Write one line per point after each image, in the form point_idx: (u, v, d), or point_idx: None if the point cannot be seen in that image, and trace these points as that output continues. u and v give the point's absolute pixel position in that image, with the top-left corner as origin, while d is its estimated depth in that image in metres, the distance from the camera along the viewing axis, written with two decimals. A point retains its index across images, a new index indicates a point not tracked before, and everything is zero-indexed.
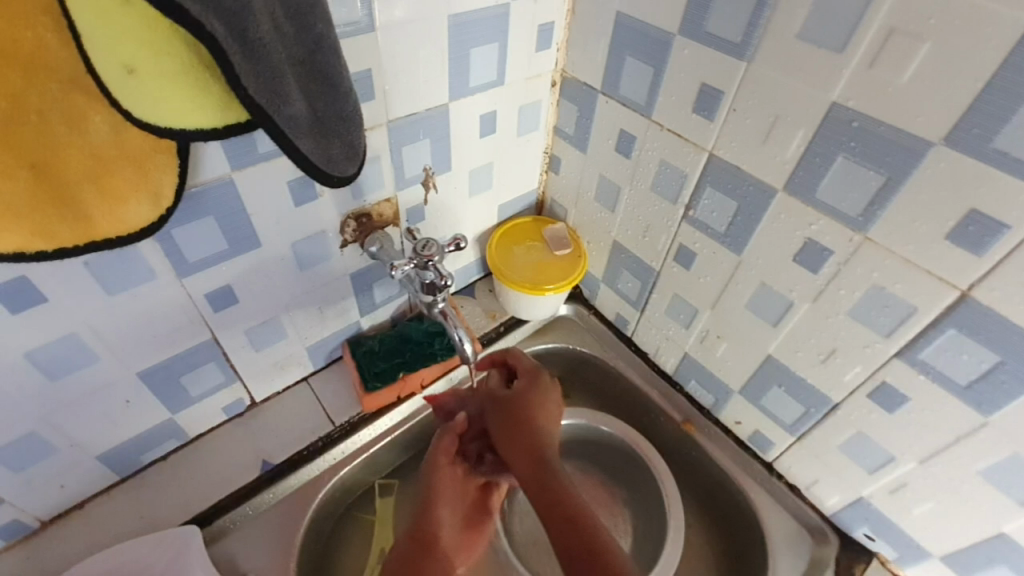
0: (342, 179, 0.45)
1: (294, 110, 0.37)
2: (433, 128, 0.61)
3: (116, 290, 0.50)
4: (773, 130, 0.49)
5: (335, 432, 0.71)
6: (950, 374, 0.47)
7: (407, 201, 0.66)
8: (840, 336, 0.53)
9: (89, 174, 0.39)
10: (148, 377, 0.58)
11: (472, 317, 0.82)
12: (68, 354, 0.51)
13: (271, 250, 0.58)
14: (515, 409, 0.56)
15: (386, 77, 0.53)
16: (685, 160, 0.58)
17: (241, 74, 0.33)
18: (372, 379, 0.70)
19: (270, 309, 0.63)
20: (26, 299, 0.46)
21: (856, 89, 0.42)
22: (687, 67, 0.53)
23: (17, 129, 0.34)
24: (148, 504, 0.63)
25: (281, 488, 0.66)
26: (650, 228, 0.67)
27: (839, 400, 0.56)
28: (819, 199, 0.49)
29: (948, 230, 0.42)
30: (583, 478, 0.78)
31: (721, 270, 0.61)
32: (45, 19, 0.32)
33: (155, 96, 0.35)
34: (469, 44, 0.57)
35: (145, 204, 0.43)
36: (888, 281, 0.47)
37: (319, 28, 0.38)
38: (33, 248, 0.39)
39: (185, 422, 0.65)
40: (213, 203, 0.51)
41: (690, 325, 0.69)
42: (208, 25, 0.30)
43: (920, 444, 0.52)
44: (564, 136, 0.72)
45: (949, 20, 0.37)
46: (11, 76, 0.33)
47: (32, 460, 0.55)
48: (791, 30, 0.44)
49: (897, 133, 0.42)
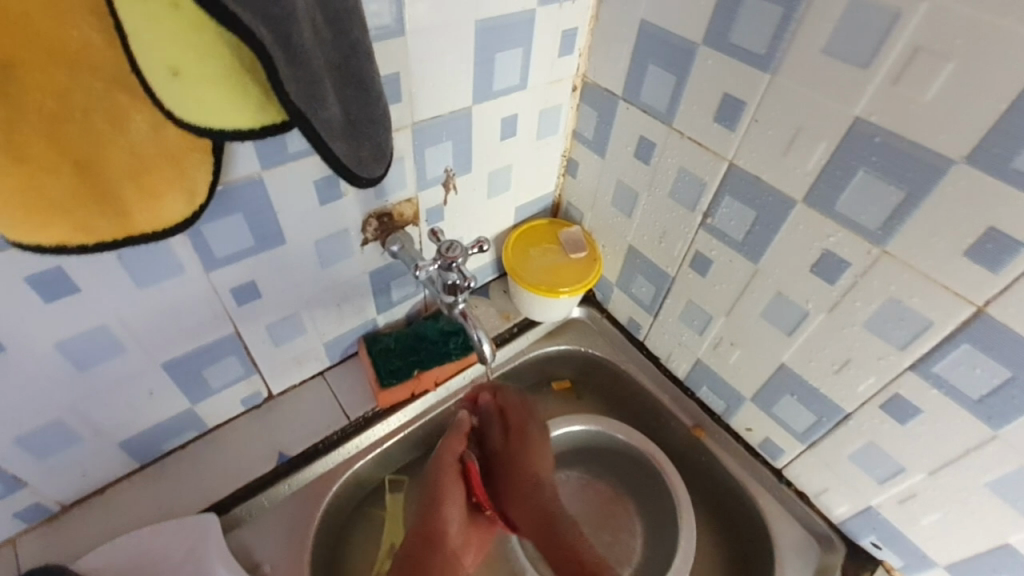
0: (370, 180, 0.46)
1: (329, 113, 0.38)
2: (456, 130, 0.62)
3: (146, 283, 0.51)
4: (794, 143, 0.50)
5: (350, 427, 0.72)
6: (962, 389, 0.47)
7: (427, 201, 0.67)
8: (854, 347, 0.54)
9: (129, 172, 0.40)
10: (173, 368, 0.59)
11: (486, 318, 0.83)
12: (97, 344, 0.52)
13: (295, 246, 0.59)
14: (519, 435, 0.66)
15: (413, 80, 0.54)
16: (704, 169, 0.59)
17: (283, 79, 0.34)
18: (388, 376, 0.71)
19: (291, 304, 0.64)
20: (60, 289, 0.47)
21: (879, 104, 0.43)
22: (710, 76, 0.54)
23: (63, 126, 0.35)
24: (168, 491, 0.65)
25: (297, 480, 0.68)
26: (666, 235, 0.68)
27: (850, 411, 0.57)
28: (838, 212, 0.49)
29: (966, 247, 0.43)
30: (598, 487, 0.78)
31: (736, 278, 0.62)
32: (90, 19, 0.33)
33: (197, 96, 0.37)
34: (494, 48, 0.58)
35: (180, 201, 0.45)
36: (904, 294, 0.48)
37: (355, 33, 0.39)
38: (74, 242, 0.40)
39: (204, 413, 0.67)
40: (241, 201, 0.52)
41: (704, 332, 0.70)
42: (257, 32, 0.31)
43: (930, 456, 0.53)
44: (583, 141, 0.73)
45: (974, 41, 0.37)
46: (58, 74, 0.34)
47: (58, 446, 0.56)
48: (816, 45, 0.45)
49: (920, 149, 0.42)
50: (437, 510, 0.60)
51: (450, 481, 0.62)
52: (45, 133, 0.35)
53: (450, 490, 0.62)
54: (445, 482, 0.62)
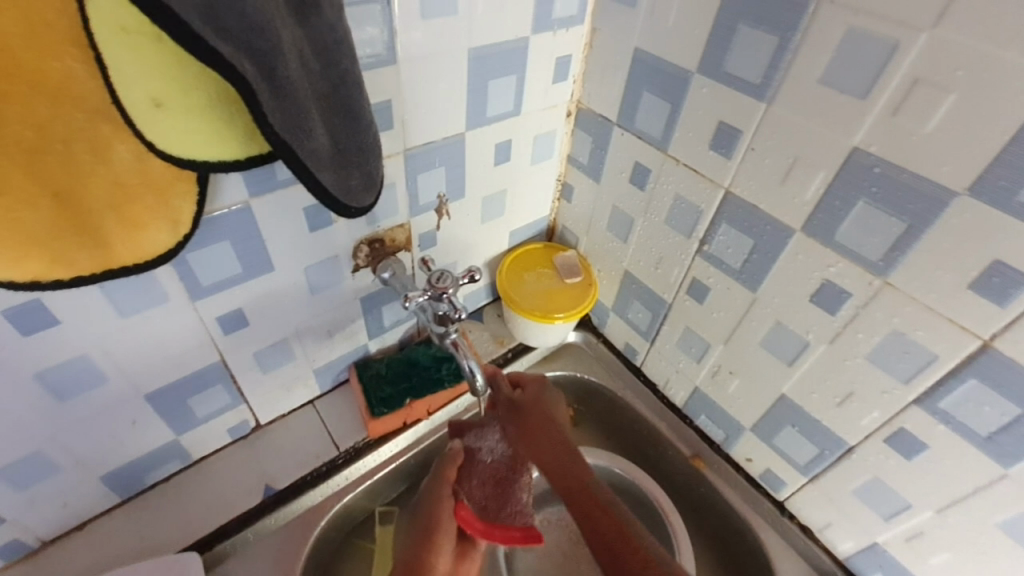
0: (360, 210, 0.45)
1: (316, 144, 0.38)
2: (449, 156, 0.61)
3: (130, 312, 0.50)
4: (791, 171, 0.49)
5: (340, 458, 0.70)
6: (971, 425, 0.46)
7: (420, 227, 0.66)
8: (857, 380, 0.52)
9: (110, 203, 0.39)
10: (157, 398, 0.58)
11: (480, 343, 0.82)
12: (78, 375, 0.51)
13: (284, 274, 0.58)
14: (538, 407, 0.63)
15: (405, 108, 0.54)
16: (701, 196, 0.58)
17: (267, 112, 0.33)
18: (378, 405, 0.69)
19: (281, 331, 0.63)
20: (40, 321, 0.46)
21: (878, 135, 0.42)
22: (705, 104, 0.53)
23: (42, 159, 0.34)
24: (149, 526, 0.62)
25: (284, 513, 0.66)
26: (662, 261, 0.67)
27: (854, 444, 0.55)
28: (838, 241, 0.48)
29: (971, 280, 0.42)
30: None
31: (734, 307, 0.61)
32: (72, 49, 0.32)
33: (180, 129, 0.36)
34: (489, 75, 0.57)
35: (164, 231, 0.43)
36: (907, 327, 0.47)
37: (344, 63, 0.38)
38: (52, 275, 0.39)
39: (189, 444, 0.65)
40: (228, 230, 0.51)
41: (702, 359, 0.68)
42: (241, 68, 0.30)
43: (937, 494, 0.51)
44: (578, 165, 0.72)
45: (975, 73, 0.37)
46: (37, 105, 0.33)
47: (36, 480, 0.54)
48: (813, 74, 0.44)
49: (920, 180, 0.42)
50: (431, 542, 0.59)
51: (447, 511, 0.60)
52: (22, 167, 0.34)
53: (447, 517, 0.60)
54: (438, 518, 0.60)
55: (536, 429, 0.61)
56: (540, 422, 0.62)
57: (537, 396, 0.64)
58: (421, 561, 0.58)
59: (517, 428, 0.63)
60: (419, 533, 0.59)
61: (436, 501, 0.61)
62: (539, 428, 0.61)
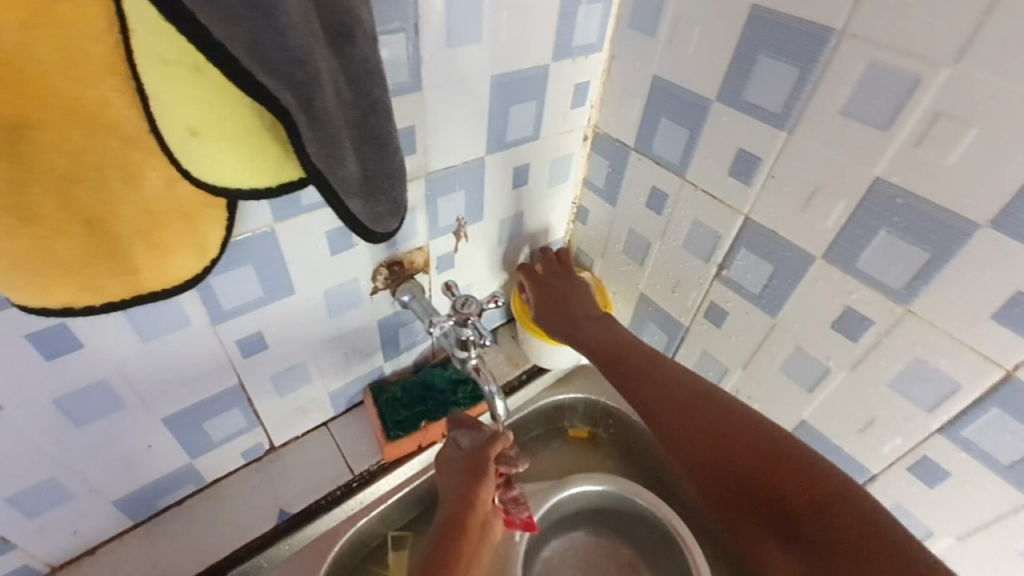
0: (385, 235, 0.45)
1: (348, 172, 0.38)
2: (468, 180, 0.62)
3: (151, 336, 0.50)
4: (812, 200, 0.50)
5: (354, 481, 0.70)
6: (993, 453, 0.46)
7: (437, 250, 0.66)
8: (879, 407, 0.52)
9: (140, 229, 0.38)
10: (173, 421, 0.57)
11: (495, 364, 0.82)
12: (96, 399, 0.50)
13: (304, 297, 0.58)
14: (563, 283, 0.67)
15: (428, 133, 0.54)
16: (719, 221, 0.58)
17: (305, 142, 0.33)
18: (393, 427, 0.69)
19: (298, 354, 0.63)
20: (62, 346, 0.45)
21: (899, 165, 0.43)
22: (724, 132, 0.54)
23: (76, 188, 0.33)
24: (160, 551, 0.61)
25: (296, 540, 0.65)
26: (679, 284, 0.67)
27: (877, 471, 0.56)
28: (859, 269, 0.49)
29: (994, 310, 0.42)
30: (611, 547, 0.77)
31: (753, 331, 0.61)
32: (110, 79, 0.30)
33: (215, 156, 0.36)
34: (509, 101, 0.58)
35: (190, 257, 0.43)
36: (931, 354, 0.47)
37: (376, 93, 0.38)
38: (81, 302, 0.38)
39: (203, 467, 0.64)
40: (252, 253, 0.51)
41: (719, 383, 0.68)
42: (283, 100, 0.30)
43: (960, 521, 0.52)
44: (593, 189, 0.73)
45: (997, 108, 0.37)
46: (74, 135, 0.31)
47: (49, 506, 0.53)
48: (834, 105, 0.45)
49: (942, 211, 0.42)
50: (480, 487, 0.57)
51: (489, 479, 0.58)
52: (56, 196, 0.32)
53: (490, 473, 0.58)
54: (488, 470, 0.58)
55: (560, 301, 0.65)
56: (564, 296, 0.65)
57: (562, 276, 0.69)
58: (473, 494, 0.56)
59: (545, 301, 0.66)
60: (465, 481, 0.57)
61: (484, 454, 0.59)
62: (569, 305, 0.64)
